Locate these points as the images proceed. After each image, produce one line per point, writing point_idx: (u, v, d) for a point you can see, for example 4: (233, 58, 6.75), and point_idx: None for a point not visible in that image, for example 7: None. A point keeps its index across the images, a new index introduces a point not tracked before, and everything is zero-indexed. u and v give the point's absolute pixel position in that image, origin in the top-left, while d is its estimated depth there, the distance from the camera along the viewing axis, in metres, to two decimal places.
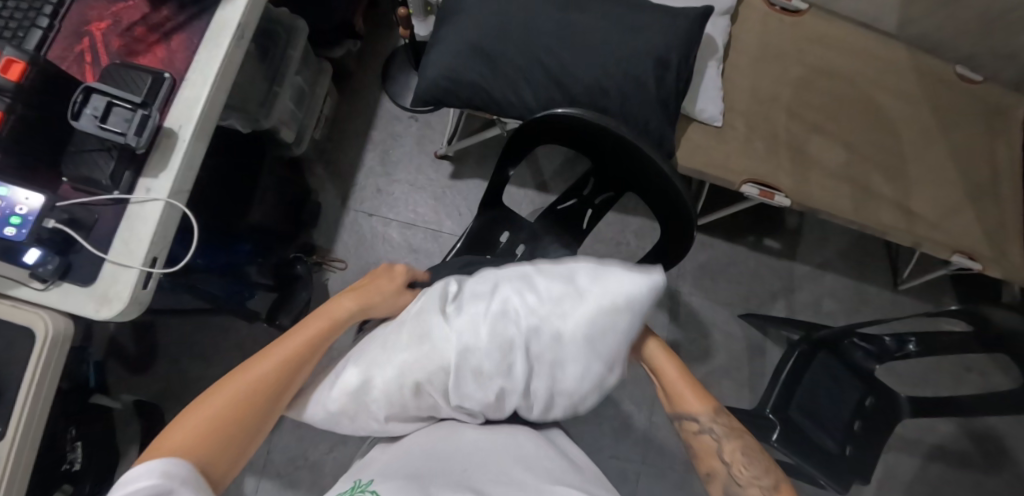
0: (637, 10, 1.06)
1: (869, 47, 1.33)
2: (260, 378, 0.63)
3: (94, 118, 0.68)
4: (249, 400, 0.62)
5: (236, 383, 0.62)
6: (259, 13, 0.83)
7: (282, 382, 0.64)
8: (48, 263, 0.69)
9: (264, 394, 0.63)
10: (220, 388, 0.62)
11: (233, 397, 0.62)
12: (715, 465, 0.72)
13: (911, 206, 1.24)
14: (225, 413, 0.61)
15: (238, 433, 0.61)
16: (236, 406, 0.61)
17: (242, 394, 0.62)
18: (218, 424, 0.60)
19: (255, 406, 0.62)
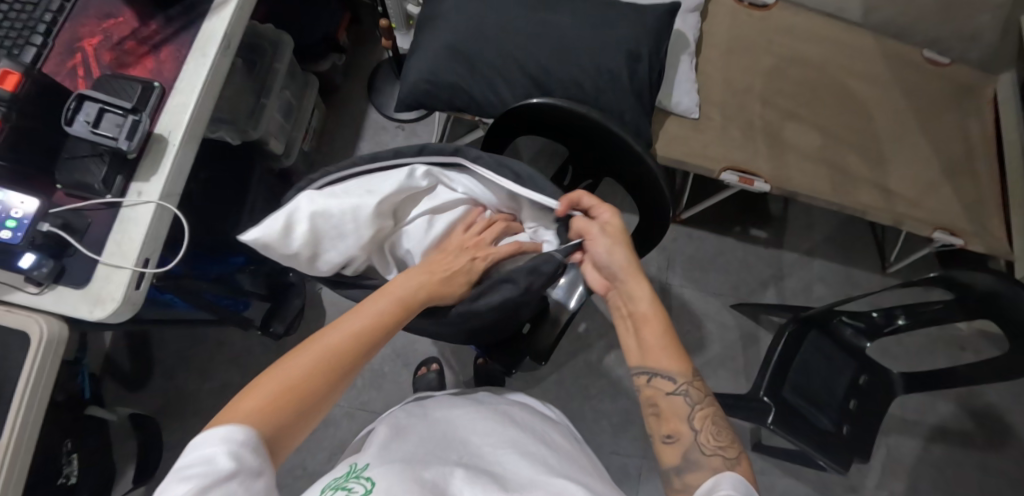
0: (607, 7, 1.11)
1: (837, 35, 1.37)
2: (409, 297, 0.72)
3: (86, 123, 0.71)
4: (384, 324, 0.68)
5: (384, 300, 0.70)
6: (244, 24, 0.86)
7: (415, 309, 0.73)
8: (42, 266, 0.71)
9: (394, 324, 0.70)
10: (347, 319, 0.67)
11: (360, 324, 0.67)
12: (681, 431, 0.74)
13: (889, 185, 1.27)
14: (350, 338, 0.65)
15: (356, 357, 0.65)
16: (366, 330, 0.67)
17: (377, 320, 0.68)
18: (344, 349, 0.64)
19: (379, 336, 0.68)
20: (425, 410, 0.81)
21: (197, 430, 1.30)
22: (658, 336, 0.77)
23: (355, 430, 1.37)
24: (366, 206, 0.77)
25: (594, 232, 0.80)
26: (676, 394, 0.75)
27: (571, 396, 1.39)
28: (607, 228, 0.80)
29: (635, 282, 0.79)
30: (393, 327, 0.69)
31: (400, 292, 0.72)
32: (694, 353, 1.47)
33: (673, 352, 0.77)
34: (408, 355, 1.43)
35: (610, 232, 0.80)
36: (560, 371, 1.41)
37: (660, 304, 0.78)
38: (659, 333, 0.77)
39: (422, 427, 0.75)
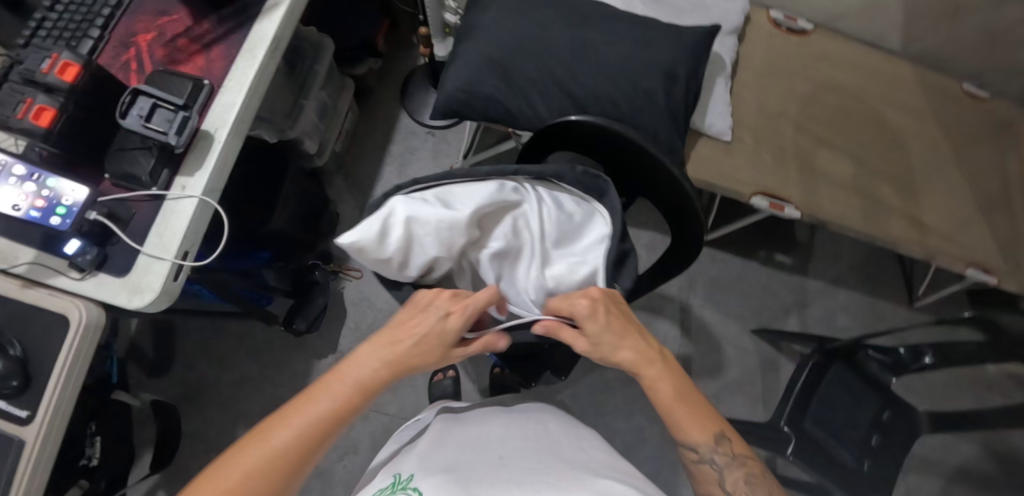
0: (646, 27, 1.11)
1: (875, 64, 1.36)
2: (360, 380, 0.70)
3: (139, 117, 0.73)
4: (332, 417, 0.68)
5: (332, 387, 0.69)
6: (292, 27, 0.88)
7: (374, 388, 0.71)
8: (86, 253, 0.73)
9: (346, 411, 0.69)
10: (293, 416, 0.67)
11: (304, 424, 0.67)
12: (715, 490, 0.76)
13: (922, 219, 1.25)
14: (298, 442, 0.66)
15: (308, 453, 0.66)
16: (312, 427, 0.67)
17: (325, 413, 0.68)
18: (289, 453, 0.65)
19: (331, 427, 0.68)
20: (460, 421, 0.81)
21: (214, 420, 1.32)
22: (675, 416, 0.76)
23: (369, 432, 1.38)
24: (464, 216, 0.76)
25: (579, 342, 0.76)
26: (703, 462, 0.77)
27: (585, 412, 1.39)
28: (589, 334, 0.75)
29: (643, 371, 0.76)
30: (347, 412, 0.69)
31: (352, 375, 0.70)
32: (711, 376, 1.46)
33: (696, 429, 0.76)
34: None
35: (593, 339, 0.75)
36: (576, 385, 1.40)
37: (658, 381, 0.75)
38: (677, 414, 0.76)
39: (462, 436, 0.75)
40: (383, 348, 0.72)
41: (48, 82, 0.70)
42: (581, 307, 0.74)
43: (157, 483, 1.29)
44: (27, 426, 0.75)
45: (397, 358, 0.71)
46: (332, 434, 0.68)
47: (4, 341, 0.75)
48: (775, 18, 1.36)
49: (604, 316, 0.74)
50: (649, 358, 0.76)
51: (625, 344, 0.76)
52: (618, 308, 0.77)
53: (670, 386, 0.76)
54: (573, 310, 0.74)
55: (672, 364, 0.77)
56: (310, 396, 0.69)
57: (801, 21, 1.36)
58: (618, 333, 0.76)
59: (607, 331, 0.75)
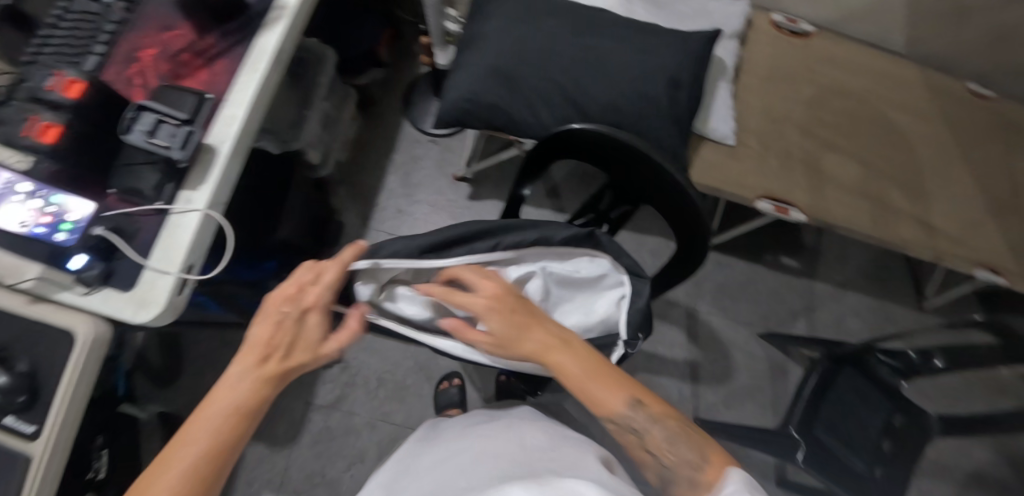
0: (647, 33, 1.11)
1: (879, 66, 1.35)
2: (244, 406, 0.64)
3: (143, 132, 0.73)
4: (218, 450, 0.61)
5: (208, 423, 0.62)
6: (294, 41, 0.89)
7: (258, 412, 0.65)
8: (92, 268, 0.73)
9: (231, 441, 0.62)
10: (163, 469, 0.59)
11: (185, 468, 0.59)
12: (647, 458, 0.68)
13: (931, 221, 1.24)
14: (179, 493, 0.58)
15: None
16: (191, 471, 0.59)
17: (206, 448, 0.60)
18: None
19: (217, 463, 0.61)
20: (436, 443, 0.81)
21: None
22: (580, 394, 0.68)
23: (375, 442, 1.38)
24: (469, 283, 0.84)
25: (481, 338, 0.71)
26: (626, 433, 0.67)
27: (592, 419, 1.38)
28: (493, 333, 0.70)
29: (549, 358, 0.69)
30: (233, 444, 0.62)
31: (231, 402, 0.63)
32: (719, 382, 1.44)
33: (603, 398, 0.67)
34: (431, 369, 1.44)
35: (495, 336, 0.70)
36: None
37: (549, 348, 0.69)
38: (586, 389, 0.67)
39: (437, 452, 0.79)
40: (259, 367, 0.65)
41: (53, 100, 0.71)
42: (477, 304, 0.71)
43: None
44: (35, 442, 0.75)
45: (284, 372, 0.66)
46: (219, 475, 0.61)
47: (11, 356, 0.75)
48: (777, 21, 1.36)
49: (500, 313, 0.70)
50: (536, 341, 0.70)
51: (531, 333, 0.70)
52: (516, 298, 0.73)
53: (575, 363, 0.68)
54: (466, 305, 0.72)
55: (577, 343, 0.70)
56: (182, 438, 0.61)
57: (803, 24, 1.36)
58: (519, 323, 0.71)
59: (508, 326, 0.70)
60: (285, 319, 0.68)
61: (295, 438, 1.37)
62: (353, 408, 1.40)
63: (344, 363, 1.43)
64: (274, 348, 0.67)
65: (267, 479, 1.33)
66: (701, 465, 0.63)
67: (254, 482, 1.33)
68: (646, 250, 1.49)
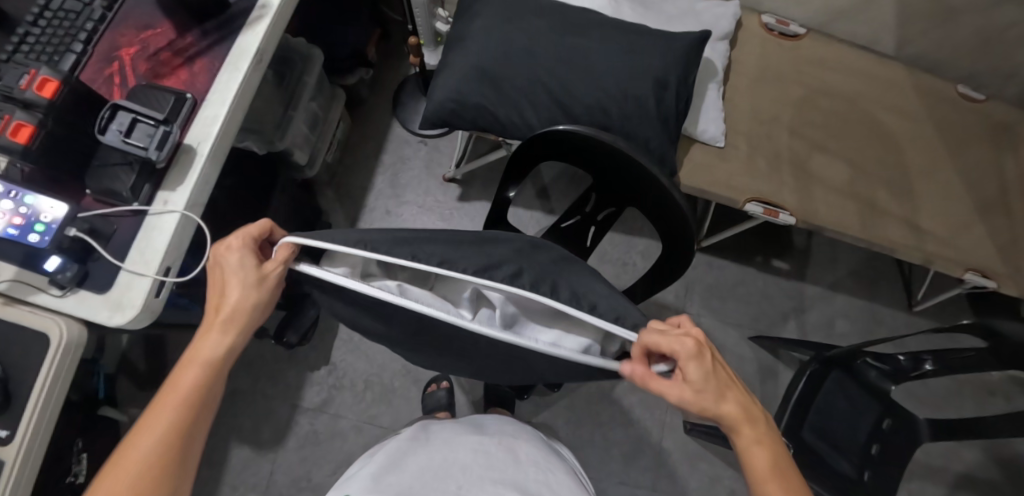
0: (635, 33, 1.10)
1: (869, 68, 1.35)
2: (212, 360, 0.64)
3: (118, 132, 0.71)
4: (193, 403, 0.62)
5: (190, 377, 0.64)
6: (276, 40, 0.88)
7: (228, 360, 0.66)
8: (67, 270, 0.72)
9: (207, 392, 0.64)
10: (149, 421, 0.61)
11: (168, 428, 0.60)
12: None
13: (920, 223, 1.24)
14: (163, 440, 0.60)
15: (185, 445, 0.61)
16: (176, 421, 0.61)
17: (183, 404, 0.62)
18: (161, 454, 0.59)
19: (197, 412, 0.63)
20: (432, 436, 0.81)
21: None
22: (766, 475, 0.64)
23: (362, 445, 1.37)
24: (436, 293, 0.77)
25: (677, 388, 0.66)
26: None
27: (580, 422, 1.37)
28: (687, 379, 0.66)
29: (729, 422, 0.66)
30: (209, 392, 0.64)
31: (201, 357, 0.64)
32: None
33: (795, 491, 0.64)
34: (418, 372, 1.43)
35: (697, 389, 0.66)
36: (571, 395, 1.39)
37: (738, 412, 0.66)
38: (774, 479, 0.64)
39: (422, 452, 0.76)
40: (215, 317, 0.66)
41: (27, 99, 0.68)
42: (689, 349, 0.66)
43: None
44: (7, 447, 0.73)
45: (241, 323, 0.66)
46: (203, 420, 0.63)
47: None
48: (767, 23, 1.36)
49: (712, 366, 0.67)
50: (732, 407, 0.66)
51: (726, 398, 0.66)
52: (713, 353, 0.68)
53: (767, 447, 0.65)
54: (684, 354, 0.66)
55: (767, 422, 0.67)
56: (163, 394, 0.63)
57: (793, 26, 1.36)
58: (718, 384, 0.67)
59: (706, 382, 0.66)
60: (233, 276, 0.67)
61: (281, 441, 1.36)
62: (340, 410, 1.39)
63: (332, 365, 1.42)
64: (217, 302, 0.66)
65: (252, 483, 1.32)
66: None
67: (238, 486, 1.32)
68: (636, 252, 1.48)
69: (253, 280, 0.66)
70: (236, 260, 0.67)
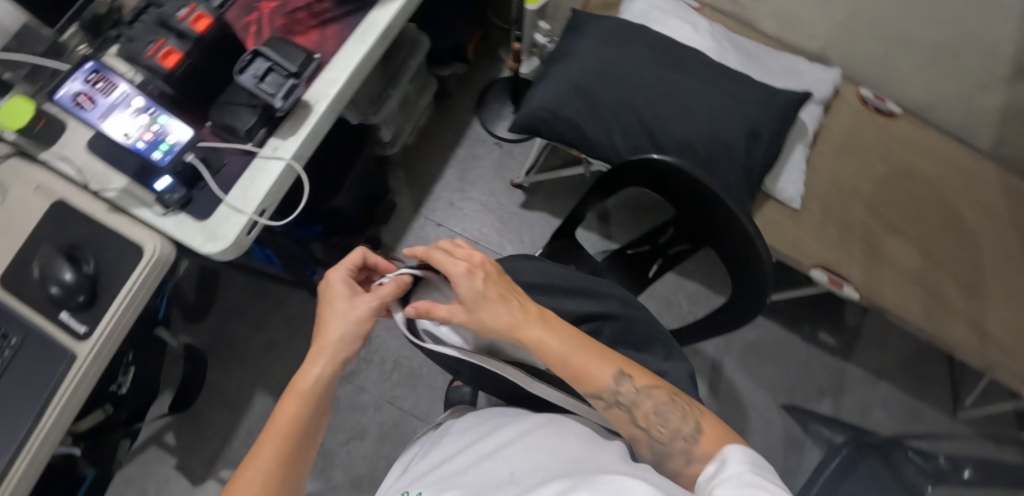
0: (737, 81, 1.12)
1: (962, 161, 1.32)
2: (311, 393, 0.67)
3: (254, 76, 0.77)
4: (296, 436, 0.64)
5: (290, 411, 0.66)
6: (402, 20, 0.92)
7: (325, 395, 0.68)
8: (174, 192, 0.77)
9: (307, 423, 0.66)
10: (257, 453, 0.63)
11: (273, 461, 0.62)
12: (634, 432, 0.66)
13: (985, 326, 1.20)
14: (272, 473, 0.62)
15: (291, 476, 0.63)
16: (283, 452, 0.63)
17: (282, 436, 0.64)
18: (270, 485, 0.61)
19: (297, 445, 0.65)
20: (488, 421, 0.74)
21: (236, 376, 1.37)
22: (564, 370, 0.66)
23: (379, 422, 1.39)
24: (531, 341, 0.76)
25: (451, 302, 0.69)
26: (614, 407, 0.65)
27: None
28: (466, 299, 0.68)
29: (518, 332, 0.66)
30: (309, 425, 0.66)
31: (300, 391, 0.66)
32: None
33: (595, 372, 0.65)
34: None
35: (468, 299, 0.68)
36: None
37: (520, 320, 0.67)
38: (575, 365, 0.65)
39: (473, 435, 0.72)
40: (314, 353, 0.68)
41: (181, 29, 0.75)
42: (453, 264, 0.69)
43: (168, 425, 1.33)
44: (82, 343, 0.76)
45: (336, 358, 0.69)
46: (303, 449, 0.65)
47: (81, 256, 0.78)
48: (864, 96, 1.34)
49: (481, 276, 0.69)
50: (519, 318, 0.67)
51: (490, 303, 0.68)
52: (489, 273, 0.70)
53: (552, 336, 0.66)
54: (450, 267, 0.69)
55: (539, 317, 0.68)
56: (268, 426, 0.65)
57: (891, 104, 1.34)
58: (490, 297, 0.68)
59: (482, 298, 0.68)
60: (331, 312, 0.71)
61: None
62: (365, 384, 1.41)
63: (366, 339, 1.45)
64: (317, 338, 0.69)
65: None
66: (696, 438, 0.63)
67: (254, 433, 1.33)
68: (684, 294, 1.48)
69: (347, 315, 0.70)
70: (336, 294, 0.72)
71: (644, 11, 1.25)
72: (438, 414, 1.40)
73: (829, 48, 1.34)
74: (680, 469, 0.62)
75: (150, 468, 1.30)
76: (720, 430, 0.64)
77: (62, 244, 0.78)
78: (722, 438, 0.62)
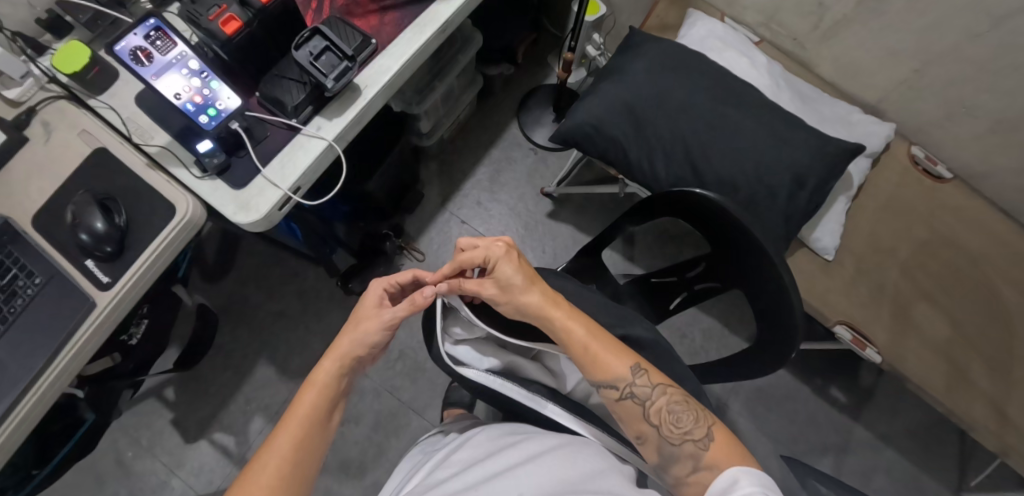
0: (788, 123, 1.09)
1: (1007, 237, 1.27)
2: (327, 383, 0.71)
3: (310, 54, 0.76)
4: (311, 424, 0.69)
5: (308, 400, 0.70)
6: (462, 17, 0.91)
7: (341, 386, 0.73)
8: (214, 157, 0.77)
9: (323, 414, 0.70)
10: (276, 437, 0.67)
11: (290, 445, 0.67)
12: (644, 428, 0.70)
13: (1007, 410, 1.16)
14: (287, 456, 0.66)
15: (306, 462, 0.67)
16: (299, 439, 0.67)
17: (301, 423, 0.68)
18: (285, 467, 0.66)
19: (315, 431, 0.69)
20: (499, 436, 0.73)
21: (242, 342, 1.37)
22: (585, 356, 0.71)
23: (376, 409, 1.38)
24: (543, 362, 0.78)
25: (487, 286, 0.74)
26: (626, 398, 0.70)
27: None
28: (503, 275, 0.74)
29: (544, 313, 0.72)
30: (325, 414, 0.71)
31: (318, 381, 0.71)
32: None
33: (615, 364, 0.70)
34: None
35: (502, 282, 0.74)
36: None
37: (551, 300, 0.73)
38: (596, 351, 0.70)
39: (482, 446, 0.73)
40: (334, 349, 0.73)
41: None
42: (496, 249, 0.75)
43: (169, 381, 1.34)
44: (103, 292, 0.76)
45: (349, 355, 0.73)
46: (319, 437, 0.69)
47: (113, 206, 0.77)
48: (916, 155, 1.31)
49: (516, 262, 0.75)
50: (549, 300, 0.73)
51: (525, 288, 0.74)
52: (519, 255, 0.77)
53: (575, 323, 0.72)
54: (490, 253, 0.75)
55: (569, 304, 0.74)
56: (289, 412, 0.69)
57: (941, 167, 1.30)
58: (525, 277, 0.75)
59: (519, 278, 0.74)
60: (357, 313, 0.75)
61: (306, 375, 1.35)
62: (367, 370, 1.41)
63: None
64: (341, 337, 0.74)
65: (264, 403, 1.33)
66: (705, 443, 0.67)
67: (252, 401, 1.33)
68: (698, 328, 1.46)
69: (372, 321, 0.74)
70: (368, 299, 0.76)
71: (703, 39, 1.23)
72: (435, 410, 1.39)
73: (886, 100, 1.31)
74: (684, 473, 0.67)
75: (145, 419, 1.31)
76: (729, 440, 0.67)
77: (96, 192, 0.77)
78: (729, 450, 0.66)
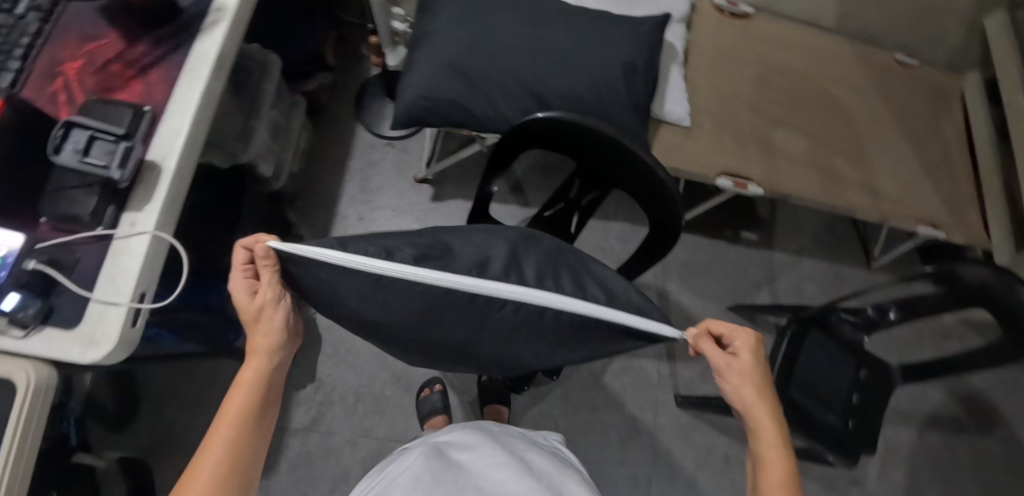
0: (600, 22, 1.13)
1: (818, 43, 1.41)
2: (256, 380, 0.63)
3: (75, 152, 0.68)
4: (247, 426, 0.61)
5: (236, 401, 0.62)
6: (235, 48, 0.86)
7: (272, 382, 0.65)
8: (28, 307, 0.67)
9: (257, 412, 0.62)
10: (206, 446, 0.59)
11: (222, 451, 0.59)
12: None
13: (874, 185, 1.30)
14: (221, 463, 0.58)
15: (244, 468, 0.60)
16: (237, 439, 0.60)
17: (231, 427, 0.60)
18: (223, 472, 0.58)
19: (250, 429, 0.61)
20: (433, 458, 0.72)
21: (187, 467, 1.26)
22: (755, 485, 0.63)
23: (359, 458, 1.30)
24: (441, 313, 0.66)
25: (723, 363, 0.68)
26: None
27: (576, 408, 1.35)
28: (739, 361, 0.68)
29: (753, 417, 0.66)
30: (258, 409, 0.63)
31: (245, 380, 0.63)
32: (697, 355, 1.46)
33: None
34: (408, 377, 1.38)
35: (734, 367, 0.67)
36: (566, 383, 1.36)
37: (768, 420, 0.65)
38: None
39: (415, 465, 0.71)
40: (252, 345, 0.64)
41: None
42: (746, 336, 0.68)
43: None
44: None
45: (270, 347, 0.64)
46: (257, 435, 0.62)
47: None
48: (718, 4, 1.39)
49: (759, 359, 0.68)
50: (761, 419, 0.65)
51: (751, 387, 0.66)
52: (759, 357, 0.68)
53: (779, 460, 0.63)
54: (739, 338, 0.68)
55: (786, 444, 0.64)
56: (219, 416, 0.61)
57: (742, 6, 1.40)
58: (758, 383, 0.67)
59: (748, 373, 0.67)
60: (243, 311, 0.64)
61: (274, 463, 1.27)
62: (331, 427, 1.32)
63: (318, 381, 1.35)
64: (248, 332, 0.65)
65: None
66: None
67: None
68: (613, 235, 1.51)
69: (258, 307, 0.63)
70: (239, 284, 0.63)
71: None
72: (416, 429, 1.34)
73: None
74: None
75: None
76: None
77: None
78: None
